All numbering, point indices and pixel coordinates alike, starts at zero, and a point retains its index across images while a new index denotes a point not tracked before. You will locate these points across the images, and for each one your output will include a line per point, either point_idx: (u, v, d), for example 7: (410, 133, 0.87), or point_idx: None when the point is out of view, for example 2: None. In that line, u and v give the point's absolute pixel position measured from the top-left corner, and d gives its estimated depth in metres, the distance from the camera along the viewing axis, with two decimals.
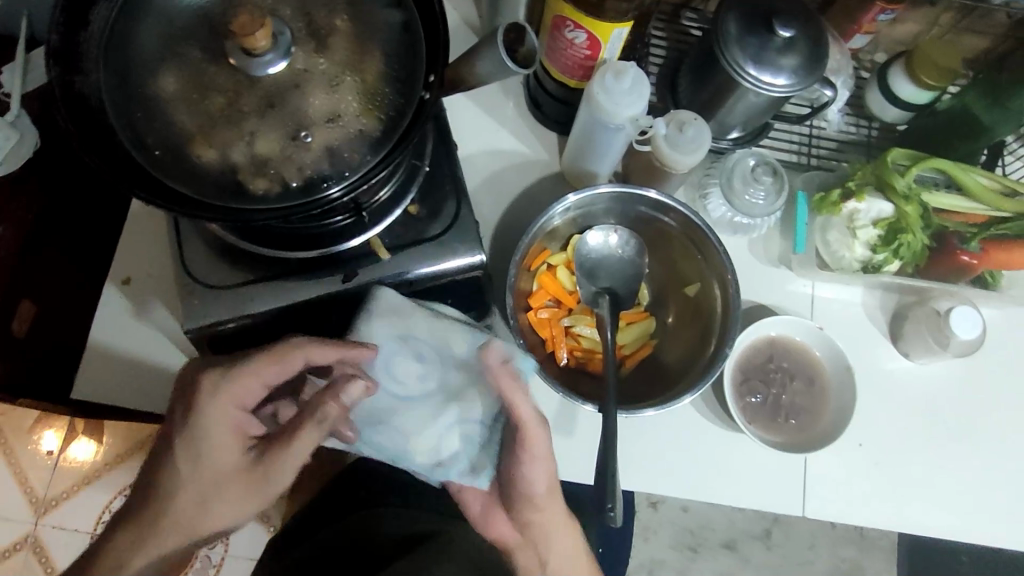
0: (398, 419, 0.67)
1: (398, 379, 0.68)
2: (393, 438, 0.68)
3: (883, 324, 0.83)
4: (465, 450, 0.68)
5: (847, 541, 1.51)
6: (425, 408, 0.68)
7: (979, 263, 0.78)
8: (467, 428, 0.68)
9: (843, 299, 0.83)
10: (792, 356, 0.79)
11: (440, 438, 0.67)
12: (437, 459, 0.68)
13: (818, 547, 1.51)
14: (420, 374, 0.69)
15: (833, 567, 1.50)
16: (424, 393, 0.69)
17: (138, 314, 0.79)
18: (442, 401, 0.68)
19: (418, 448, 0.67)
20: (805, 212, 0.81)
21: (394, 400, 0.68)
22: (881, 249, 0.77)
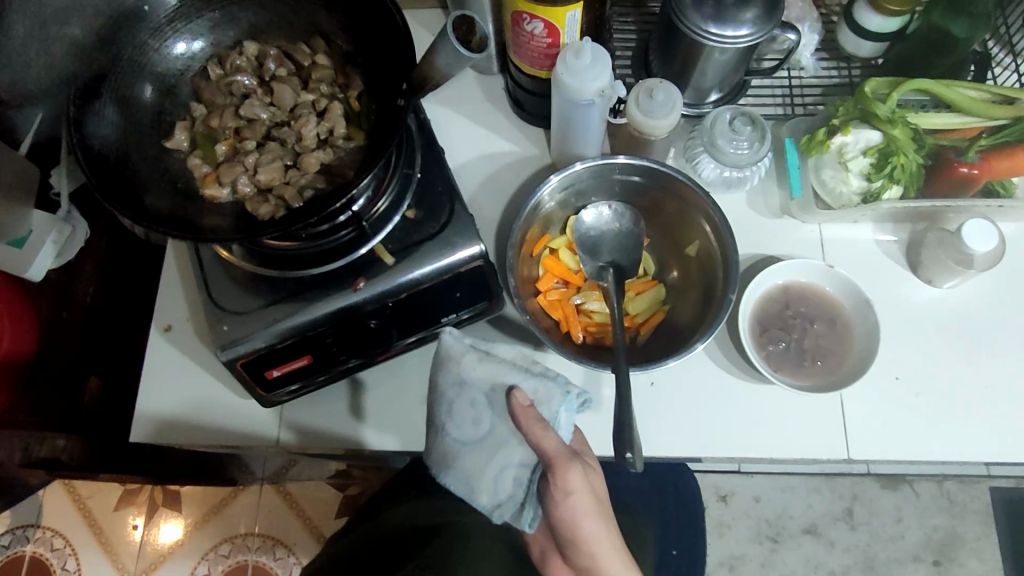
0: (463, 462, 0.70)
1: (458, 422, 0.70)
2: (461, 483, 0.70)
3: (900, 255, 0.82)
4: (517, 495, 0.68)
5: (936, 510, 1.44)
6: (483, 450, 0.69)
7: (981, 173, 0.76)
8: (521, 471, 0.68)
9: (851, 239, 0.82)
10: (809, 299, 0.79)
11: (497, 482, 0.69)
12: (496, 500, 0.69)
13: (906, 519, 1.44)
14: (476, 418, 0.69)
15: (925, 539, 1.42)
16: (482, 437, 0.70)
17: (183, 360, 0.85)
18: (498, 443, 0.69)
19: (480, 490, 0.70)
20: (796, 156, 0.81)
21: (458, 444, 0.70)
22: (876, 177, 0.77)
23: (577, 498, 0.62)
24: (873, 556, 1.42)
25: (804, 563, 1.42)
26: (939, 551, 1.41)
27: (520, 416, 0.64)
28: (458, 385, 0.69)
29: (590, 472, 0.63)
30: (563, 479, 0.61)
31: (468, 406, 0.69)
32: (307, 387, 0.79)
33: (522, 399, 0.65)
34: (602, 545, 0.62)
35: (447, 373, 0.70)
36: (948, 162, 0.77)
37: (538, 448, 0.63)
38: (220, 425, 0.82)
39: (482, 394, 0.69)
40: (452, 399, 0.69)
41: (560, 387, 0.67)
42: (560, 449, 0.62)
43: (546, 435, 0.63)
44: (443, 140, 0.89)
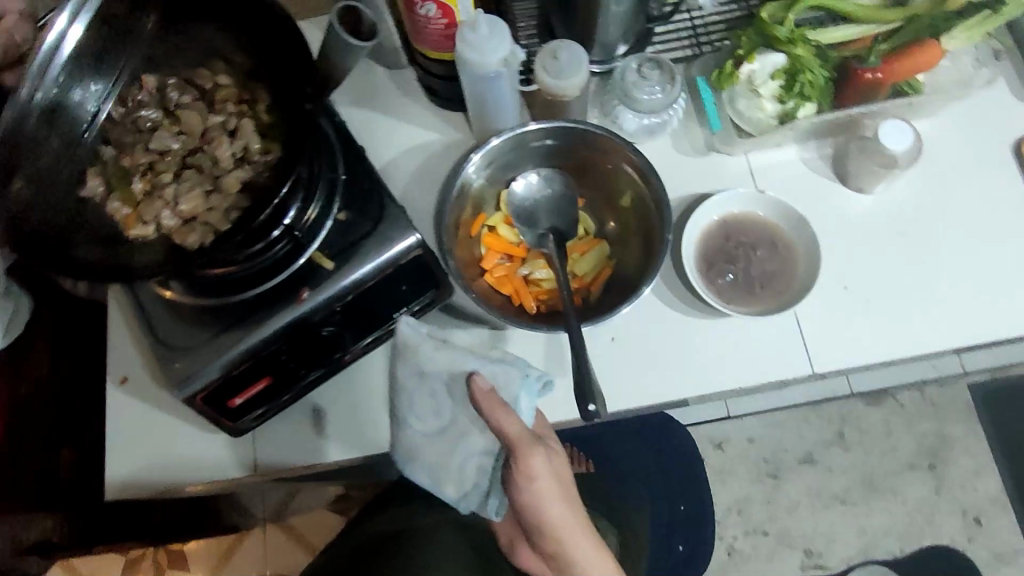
0: (426, 454, 0.70)
1: (418, 414, 0.70)
2: (427, 474, 0.70)
3: (827, 169, 0.83)
4: (482, 483, 0.69)
5: (921, 415, 1.52)
6: (446, 440, 0.70)
7: (886, 77, 0.78)
8: (484, 458, 0.69)
9: (777, 163, 0.83)
10: (746, 228, 0.80)
11: (462, 470, 0.69)
12: (462, 489, 0.70)
13: (895, 431, 1.52)
14: (436, 409, 0.70)
15: (916, 443, 1.51)
16: (443, 427, 0.70)
17: (148, 409, 0.83)
18: (460, 431, 0.70)
19: (446, 480, 0.70)
20: (709, 92, 0.83)
21: (419, 436, 0.70)
22: (788, 97, 0.78)
23: (542, 482, 0.62)
24: (872, 473, 1.51)
25: (808, 491, 1.50)
26: (932, 455, 1.50)
27: (482, 400, 0.64)
28: (418, 376, 0.69)
29: (554, 457, 0.64)
30: (525, 464, 0.62)
31: (427, 396, 0.69)
32: (274, 410, 0.78)
33: (483, 383, 0.65)
34: (568, 528, 0.63)
35: (407, 367, 0.70)
36: (852, 71, 0.79)
37: (500, 432, 0.63)
38: (198, 466, 0.81)
39: (441, 383, 0.69)
40: (409, 388, 0.70)
41: (520, 369, 0.67)
42: (522, 432, 0.63)
43: (509, 418, 0.63)
44: (366, 141, 0.88)
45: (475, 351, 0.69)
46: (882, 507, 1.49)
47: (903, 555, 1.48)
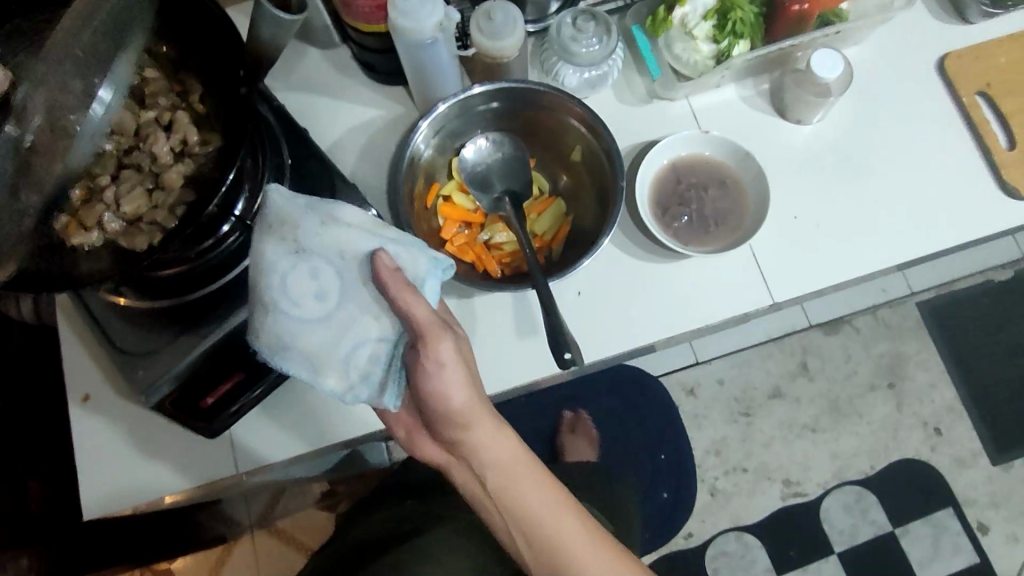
0: (307, 342, 0.62)
1: (295, 298, 0.61)
2: (304, 366, 0.62)
3: (766, 104, 0.85)
4: (373, 373, 0.62)
5: (878, 337, 1.65)
6: (331, 326, 0.62)
7: (812, 7, 0.79)
8: (377, 346, 0.62)
9: (718, 104, 0.85)
10: (696, 170, 0.82)
11: (348, 360, 0.62)
12: (348, 381, 0.63)
13: (853, 354, 1.65)
14: (317, 292, 0.62)
15: (874, 363, 1.64)
16: (327, 313, 0.62)
17: (117, 423, 0.81)
18: (346, 313, 0.62)
19: (330, 371, 0.62)
20: (645, 39, 0.83)
21: (297, 323, 0.61)
22: (721, 37, 0.79)
23: (450, 367, 0.62)
24: (837, 398, 1.63)
25: (780, 423, 1.61)
26: (891, 373, 1.64)
27: (387, 279, 0.60)
28: (298, 254, 0.61)
29: (460, 341, 0.64)
30: (434, 348, 0.61)
31: (309, 278, 0.61)
32: (244, 407, 0.75)
33: (386, 262, 0.61)
34: (477, 414, 0.64)
35: (282, 243, 0.61)
36: (781, 6, 0.79)
37: (408, 315, 0.60)
38: (178, 473, 0.79)
39: (327, 261, 0.61)
40: (285, 270, 0.61)
41: (425, 252, 0.64)
42: (431, 316, 0.61)
43: (417, 302, 0.60)
44: (308, 125, 0.86)
45: (368, 228, 0.63)
46: (848, 429, 1.62)
47: (874, 473, 1.60)
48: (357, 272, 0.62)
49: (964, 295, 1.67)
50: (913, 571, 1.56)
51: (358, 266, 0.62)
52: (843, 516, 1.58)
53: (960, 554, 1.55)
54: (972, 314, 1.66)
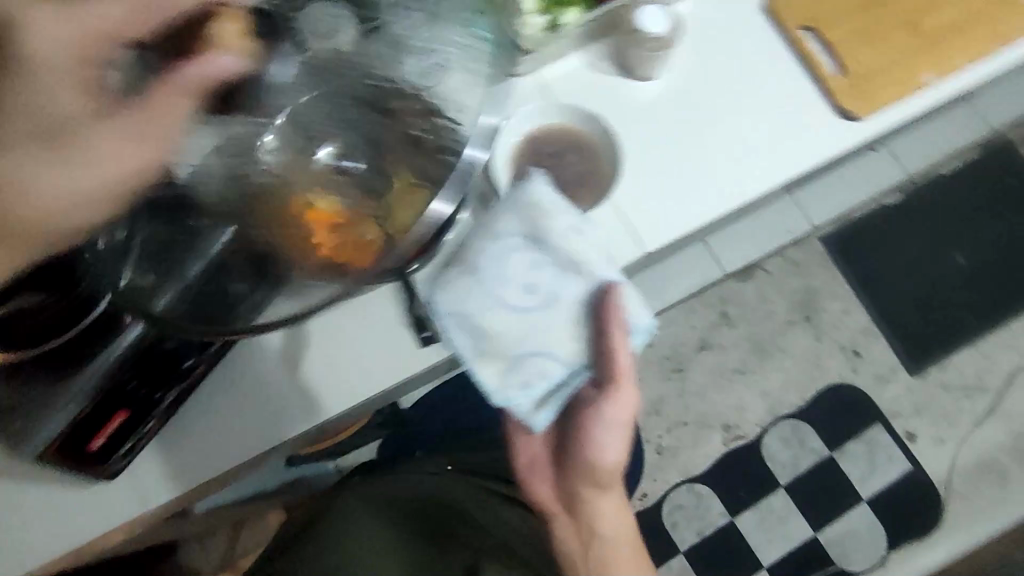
0: (494, 325, 0.73)
1: (511, 274, 0.75)
2: (479, 361, 0.74)
3: (609, 66, 0.89)
4: (547, 383, 0.75)
5: (788, 275, 1.73)
6: (537, 318, 0.74)
7: None
8: (550, 361, 0.74)
9: (564, 73, 0.88)
10: (552, 138, 0.85)
11: (523, 363, 0.74)
12: (523, 384, 0.74)
13: (768, 296, 1.72)
14: (524, 285, 0.74)
15: (789, 301, 1.72)
16: (532, 306, 0.74)
17: (10, 488, 0.80)
18: (547, 309, 0.74)
19: (501, 362, 0.74)
20: None
21: (490, 306, 0.73)
22: (548, 7, 0.84)
23: (610, 409, 0.82)
24: (760, 340, 1.70)
25: (710, 371, 1.67)
26: (805, 308, 1.71)
27: (607, 314, 0.74)
28: (495, 240, 0.76)
29: (615, 399, 0.81)
30: (614, 395, 0.80)
31: (497, 262, 0.75)
32: (139, 441, 0.78)
33: (617, 295, 0.75)
34: (599, 470, 0.89)
35: (491, 240, 0.76)
36: None
37: (610, 356, 0.75)
38: (87, 524, 0.80)
39: (534, 250, 0.76)
40: (492, 247, 0.75)
41: (648, 311, 0.78)
42: (628, 363, 0.76)
43: (623, 345, 0.74)
44: None
45: (584, 237, 0.77)
46: (774, 366, 1.69)
47: (805, 403, 1.67)
48: (580, 297, 0.75)
49: (860, 222, 1.76)
50: (856, 489, 1.63)
51: (582, 294, 0.75)
52: (782, 449, 1.64)
53: (895, 465, 1.63)
54: (869, 240, 1.75)
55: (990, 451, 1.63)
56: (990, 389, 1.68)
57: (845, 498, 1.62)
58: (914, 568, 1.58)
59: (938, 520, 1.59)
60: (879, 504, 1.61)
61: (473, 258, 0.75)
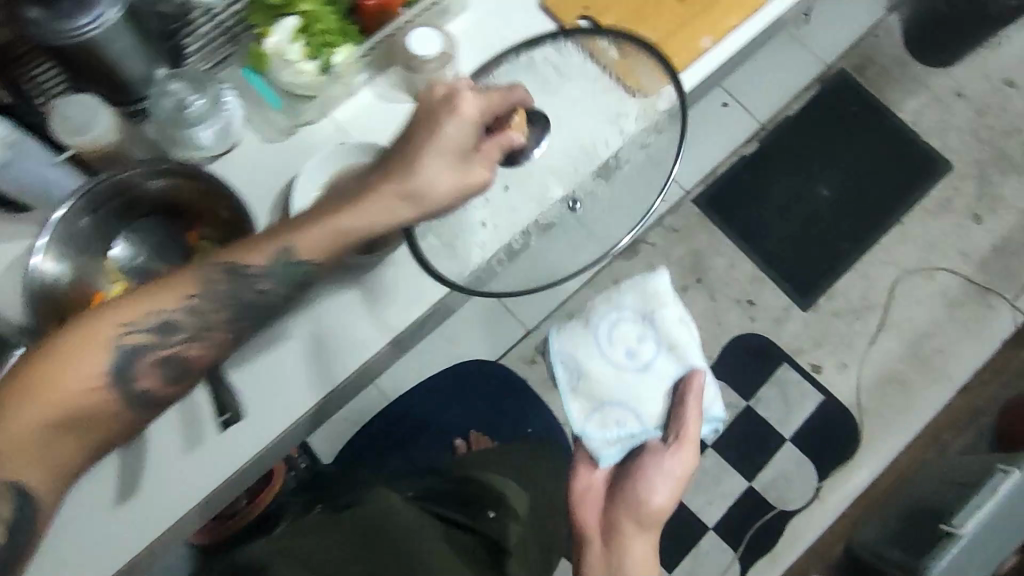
0: (591, 373, 0.86)
1: (607, 341, 0.87)
2: (579, 385, 0.86)
3: (401, 93, 0.88)
4: (620, 438, 0.86)
5: (672, 243, 1.77)
6: (623, 377, 0.86)
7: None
8: (632, 420, 0.86)
9: (358, 110, 0.88)
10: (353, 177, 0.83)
11: (613, 411, 0.86)
12: (601, 428, 0.86)
13: (659, 267, 1.76)
14: (630, 346, 0.87)
15: (678, 268, 1.76)
16: (641, 368, 0.86)
17: None
18: (643, 372, 0.86)
19: (588, 389, 0.86)
20: (259, 78, 0.84)
21: (597, 356, 0.86)
22: (316, 53, 0.80)
23: (671, 469, 0.89)
24: None
25: None
26: (695, 270, 1.76)
27: (684, 392, 0.86)
28: (614, 309, 0.88)
29: (680, 454, 0.88)
30: (682, 446, 0.88)
31: (609, 324, 0.87)
32: None
33: (698, 380, 0.86)
34: (638, 505, 0.90)
35: (628, 309, 0.88)
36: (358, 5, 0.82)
37: (683, 429, 0.86)
38: None
39: (636, 321, 0.87)
40: (607, 319, 0.87)
41: (716, 402, 0.92)
42: (694, 437, 0.88)
43: (694, 425, 0.87)
44: None
45: (664, 339, 0.87)
46: None
47: (714, 361, 1.71)
48: (670, 378, 0.87)
49: (728, 178, 1.82)
50: (778, 432, 1.68)
51: (671, 377, 0.87)
52: None
53: (808, 399, 1.70)
54: (741, 192, 1.82)
55: (887, 365, 1.72)
56: (877, 306, 1.76)
57: (769, 442, 1.67)
58: (845, 492, 1.64)
59: (856, 441, 1.67)
60: (802, 440, 1.67)
61: (597, 314, 0.88)
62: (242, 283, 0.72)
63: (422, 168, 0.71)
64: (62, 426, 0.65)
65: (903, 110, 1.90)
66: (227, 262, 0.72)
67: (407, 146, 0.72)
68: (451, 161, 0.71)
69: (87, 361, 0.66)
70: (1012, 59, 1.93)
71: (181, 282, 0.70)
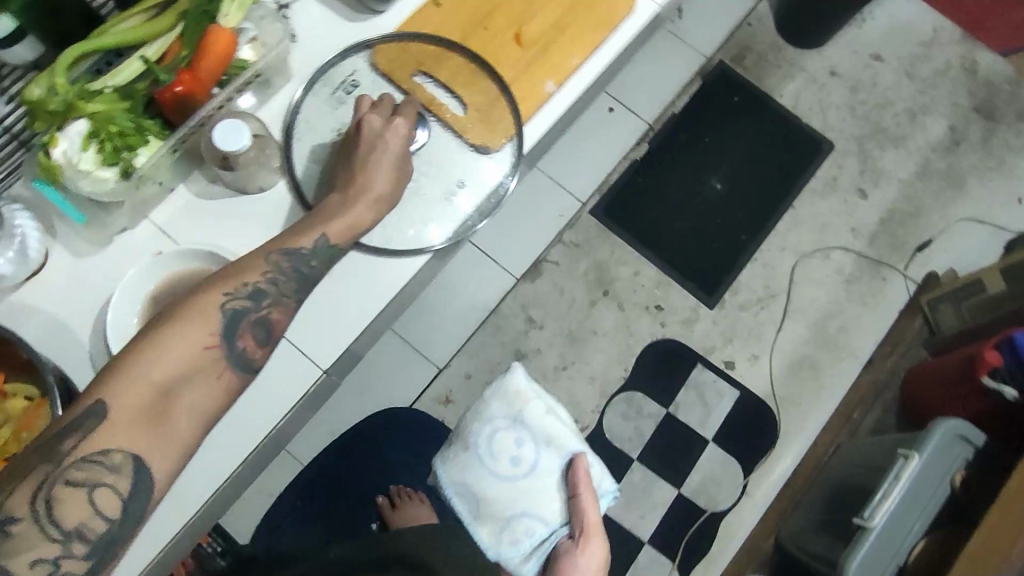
0: (485, 490, 1.12)
1: (491, 457, 1.12)
2: (468, 504, 1.14)
3: (221, 189, 0.80)
4: (529, 539, 1.11)
5: (574, 257, 1.74)
6: (514, 485, 1.11)
7: (195, 85, 0.74)
8: (531, 521, 1.11)
9: (176, 209, 0.79)
10: (178, 288, 0.77)
11: (517, 522, 1.10)
12: (512, 539, 1.10)
13: (565, 283, 1.73)
14: (513, 454, 1.11)
15: (584, 281, 1.74)
16: (524, 472, 1.12)
17: None
18: (531, 476, 1.12)
19: (483, 513, 1.12)
20: (51, 191, 0.73)
21: (488, 474, 1.12)
22: (115, 160, 0.72)
23: (591, 555, 1.08)
24: (570, 329, 1.71)
25: (536, 378, 1.66)
26: (601, 283, 1.74)
27: (580, 483, 1.10)
28: (491, 425, 1.13)
29: (586, 544, 1.08)
30: (586, 544, 1.08)
31: (488, 440, 1.13)
32: None
33: (580, 466, 1.11)
34: None
35: (503, 419, 1.13)
36: (159, 99, 0.74)
37: (582, 516, 1.09)
38: None
39: (522, 436, 1.12)
40: (484, 438, 1.13)
41: (606, 490, 1.15)
42: (594, 520, 1.08)
43: (588, 510, 1.09)
44: None
45: (541, 437, 1.13)
46: (592, 348, 1.71)
47: (630, 372, 1.70)
48: (556, 475, 1.12)
49: (622, 184, 1.80)
50: (700, 434, 1.69)
51: (557, 468, 1.12)
52: (624, 425, 1.68)
53: (724, 396, 1.72)
54: (636, 197, 1.80)
55: (796, 351, 1.76)
56: (780, 294, 1.79)
57: (693, 446, 1.68)
58: (771, 482, 1.68)
59: (775, 431, 1.71)
60: (723, 439, 1.69)
61: (474, 430, 1.14)
62: (295, 261, 0.77)
63: (372, 174, 0.79)
64: (160, 410, 0.69)
65: (783, 95, 1.92)
66: (277, 249, 0.76)
67: (348, 168, 0.80)
68: (394, 163, 0.81)
69: (189, 338, 0.71)
70: (878, 34, 1.98)
71: (250, 265, 0.76)
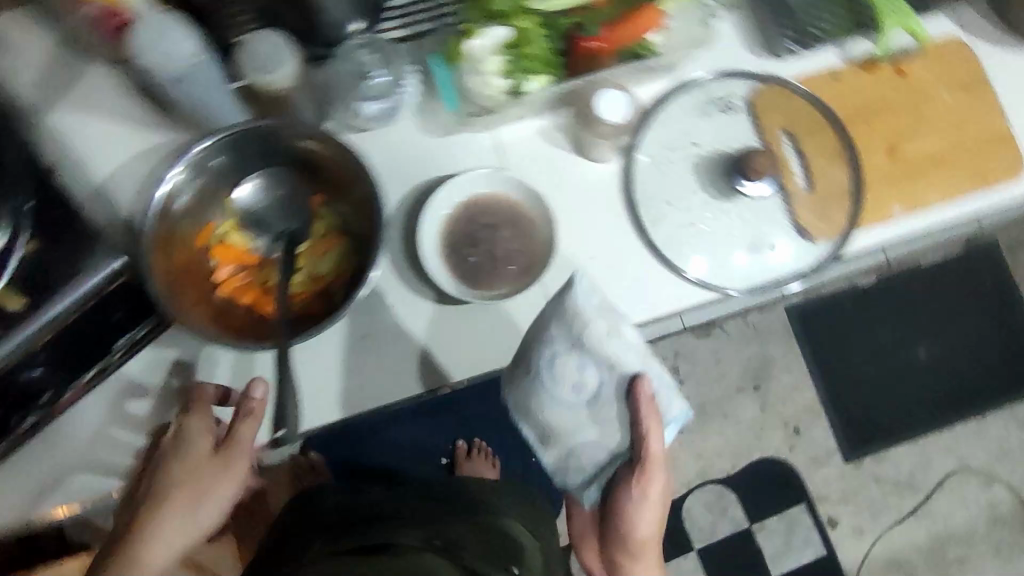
0: (556, 437, 0.75)
1: (553, 379, 0.72)
2: (536, 438, 0.77)
3: (563, 139, 0.83)
4: (586, 469, 0.76)
5: (746, 339, 1.69)
6: (584, 414, 0.73)
7: (607, 46, 0.78)
8: (598, 446, 0.75)
9: (522, 139, 0.83)
10: (492, 208, 0.80)
11: (575, 451, 0.75)
12: (584, 475, 0.77)
13: (724, 357, 1.69)
14: (577, 380, 0.72)
15: (744, 366, 1.69)
16: (588, 397, 0.73)
17: None
18: (590, 402, 0.73)
19: (566, 469, 0.76)
20: (444, 71, 0.79)
21: (551, 404, 0.73)
22: (513, 74, 0.76)
23: (651, 487, 0.76)
24: (705, 401, 1.67)
25: None
26: (758, 376, 1.69)
27: (647, 406, 0.71)
28: (541, 334, 0.73)
29: (641, 478, 0.76)
30: (647, 475, 0.75)
31: (545, 361, 0.72)
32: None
33: (646, 387, 0.71)
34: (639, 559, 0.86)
35: (567, 340, 0.71)
36: (574, 42, 0.77)
37: (647, 447, 0.73)
38: None
39: (601, 355, 0.71)
40: (547, 350, 0.72)
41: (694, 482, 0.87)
42: (659, 452, 0.74)
43: (654, 437, 0.72)
44: (84, 152, 0.80)
45: (608, 361, 0.71)
46: (714, 429, 1.67)
47: (734, 471, 1.65)
48: (615, 384, 0.72)
49: (830, 300, 1.72)
50: (768, 565, 1.64)
51: (616, 380, 0.72)
52: (704, 513, 1.64)
53: (809, 547, 1.64)
54: (835, 319, 1.72)
55: (902, 549, 1.65)
56: (919, 489, 1.68)
57: (753, 572, 1.63)
58: None
59: None
60: None
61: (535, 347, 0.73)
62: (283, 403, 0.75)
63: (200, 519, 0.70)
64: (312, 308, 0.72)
65: None
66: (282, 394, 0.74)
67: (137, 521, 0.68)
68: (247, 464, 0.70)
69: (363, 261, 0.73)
70: None
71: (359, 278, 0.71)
